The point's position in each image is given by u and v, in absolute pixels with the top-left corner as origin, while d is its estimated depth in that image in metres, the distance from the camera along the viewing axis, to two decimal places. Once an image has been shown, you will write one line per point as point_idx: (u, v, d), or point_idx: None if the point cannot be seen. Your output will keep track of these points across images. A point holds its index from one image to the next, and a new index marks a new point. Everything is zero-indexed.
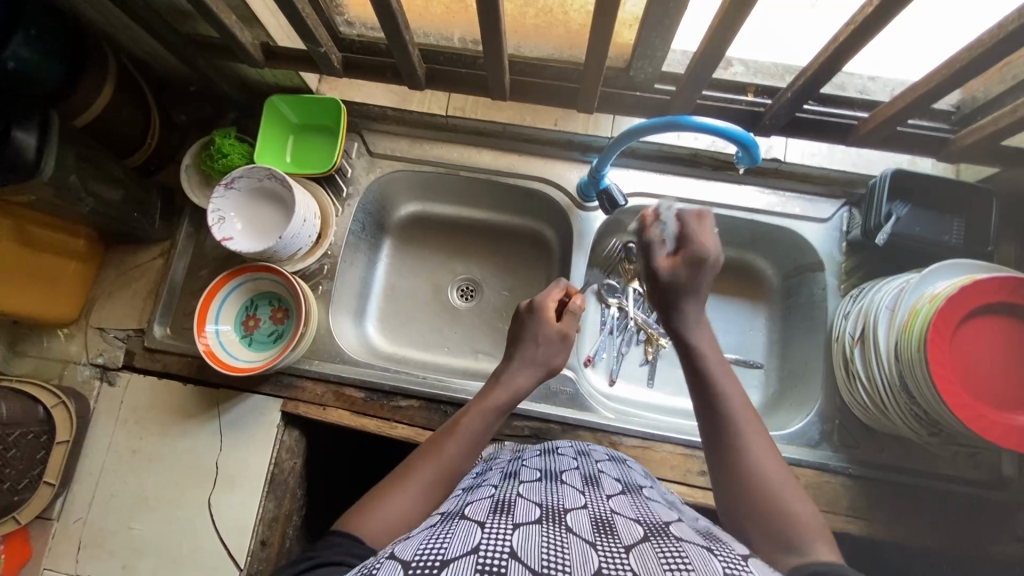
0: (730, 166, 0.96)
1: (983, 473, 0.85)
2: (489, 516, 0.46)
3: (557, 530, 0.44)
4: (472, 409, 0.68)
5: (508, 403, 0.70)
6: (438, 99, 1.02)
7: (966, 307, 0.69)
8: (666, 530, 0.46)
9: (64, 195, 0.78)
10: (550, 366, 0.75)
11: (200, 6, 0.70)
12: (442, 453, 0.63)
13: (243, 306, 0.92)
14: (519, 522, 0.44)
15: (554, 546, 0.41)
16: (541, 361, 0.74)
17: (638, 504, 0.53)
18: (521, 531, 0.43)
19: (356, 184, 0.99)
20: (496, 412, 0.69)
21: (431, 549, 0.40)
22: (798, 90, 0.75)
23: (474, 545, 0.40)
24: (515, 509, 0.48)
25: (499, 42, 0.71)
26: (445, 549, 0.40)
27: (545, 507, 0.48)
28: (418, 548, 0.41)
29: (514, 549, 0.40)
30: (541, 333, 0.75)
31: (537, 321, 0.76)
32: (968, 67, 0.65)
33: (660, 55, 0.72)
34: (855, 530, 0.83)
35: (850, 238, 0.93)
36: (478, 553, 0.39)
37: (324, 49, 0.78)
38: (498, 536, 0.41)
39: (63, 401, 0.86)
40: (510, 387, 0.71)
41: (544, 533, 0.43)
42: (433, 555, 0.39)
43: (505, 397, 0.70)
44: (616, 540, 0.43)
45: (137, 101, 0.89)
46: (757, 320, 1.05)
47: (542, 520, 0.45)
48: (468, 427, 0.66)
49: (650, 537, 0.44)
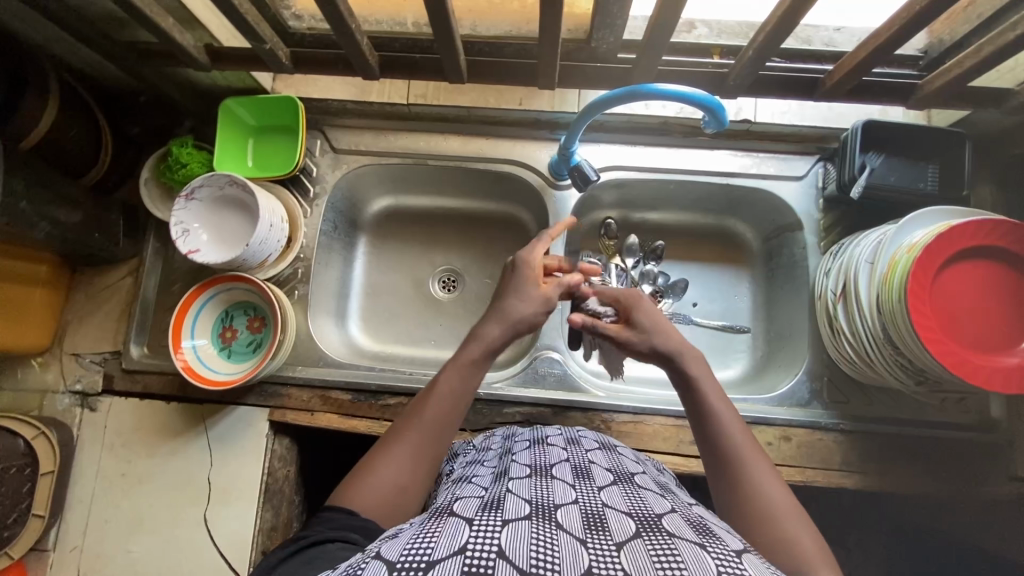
0: (699, 132, 0.94)
1: (973, 416, 0.85)
2: (477, 513, 0.45)
3: (547, 527, 0.43)
4: (446, 367, 0.66)
5: (483, 358, 0.67)
6: (398, 88, 0.97)
7: (944, 255, 0.68)
8: (658, 524, 0.45)
9: (17, 222, 0.75)
10: (526, 324, 0.70)
11: (133, 12, 0.67)
12: (423, 415, 0.62)
13: (219, 318, 0.90)
14: (508, 520, 0.44)
15: (543, 544, 0.40)
16: (515, 317, 0.70)
17: (630, 496, 0.52)
18: (510, 529, 0.42)
19: (323, 183, 0.97)
20: (473, 364, 0.66)
21: (417, 549, 0.39)
22: (760, 48, 0.73)
23: (461, 545, 0.39)
24: (505, 506, 0.47)
25: (449, 25, 0.68)
26: (431, 549, 0.39)
27: (535, 503, 0.48)
28: (405, 547, 0.40)
29: (502, 549, 0.39)
30: (523, 291, 0.72)
31: (521, 281, 0.73)
32: (929, 9, 0.63)
33: (619, 22, 0.70)
34: (851, 484, 0.84)
35: (827, 193, 0.92)
36: (465, 554, 0.38)
37: (269, 45, 0.74)
38: (486, 534, 0.41)
39: (43, 432, 0.85)
40: (484, 337, 0.68)
41: (533, 530, 0.42)
42: (419, 556, 0.38)
43: (482, 349, 0.67)
44: (607, 536, 0.43)
45: (86, 116, 0.85)
46: (740, 285, 1.04)
47: (531, 516, 0.45)
48: (445, 383, 0.64)
49: (642, 532, 0.44)
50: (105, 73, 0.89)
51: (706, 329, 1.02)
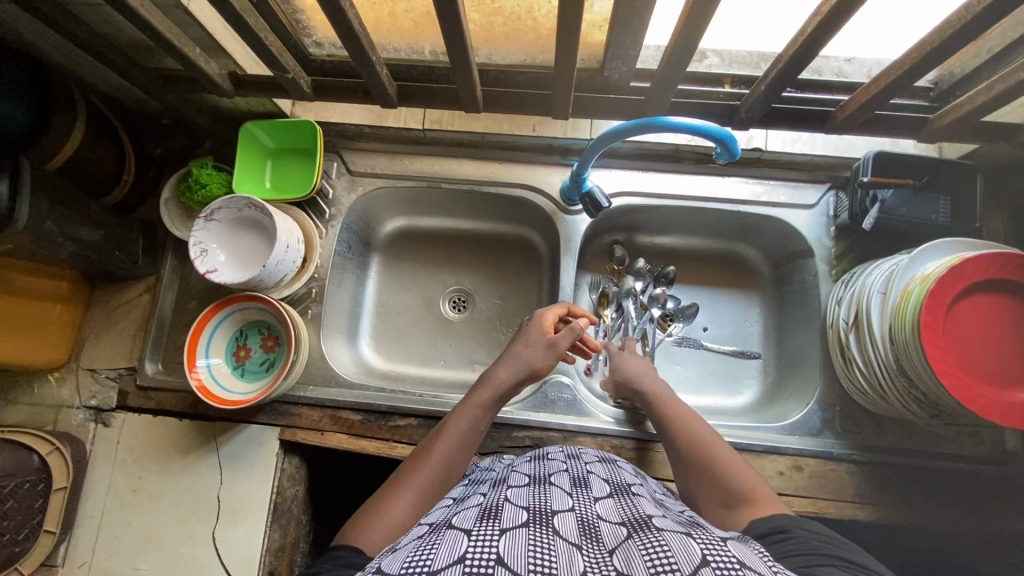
0: (711, 159, 0.95)
1: (987, 449, 0.84)
2: (475, 524, 0.45)
3: (544, 532, 0.44)
4: (457, 410, 0.71)
5: (492, 400, 0.72)
6: (414, 114, 0.99)
7: (957, 289, 0.68)
8: (649, 523, 0.46)
9: (42, 242, 0.77)
10: (534, 369, 0.75)
11: (163, 44, 0.69)
12: (432, 455, 0.65)
13: (233, 336, 0.91)
14: (506, 528, 0.44)
15: (540, 548, 0.41)
16: (526, 362, 0.75)
17: (624, 505, 0.53)
18: (508, 536, 0.42)
19: (338, 205, 0.99)
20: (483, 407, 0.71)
21: (418, 560, 0.40)
22: (773, 81, 0.74)
23: (459, 555, 0.40)
24: (502, 515, 0.47)
25: (467, 56, 0.70)
26: (431, 560, 0.39)
27: (532, 510, 0.48)
28: (405, 561, 0.40)
29: (500, 555, 0.40)
30: (533, 337, 0.78)
31: (530, 330, 0.79)
32: (939, 49, 0.64)
33: (632, 53, 0.72)
34: (863, 516, 0.83)
35: (838, 222, 0.92)
36: (464, 563, 0.39)
37: (292, 75, 0.77)
38: (484, 543, 0.41)
39: (58, 447, 0.86)
40: (494, 383, 0.73)
41: (530, 536, 0.42)
42: (420, 567, 0.38)
43: (490, 393, 0.72)
44: (600, 544, 0.44)
45: (111, 138, 0.88)
46: (750, 310, 1.04)
47: (529, 523, 0.45)
48: (454, 425, 0.68)
49: (634, 534, 0.44)
50: (130, 96, 0.91)
51: (716, 353, 1.02)
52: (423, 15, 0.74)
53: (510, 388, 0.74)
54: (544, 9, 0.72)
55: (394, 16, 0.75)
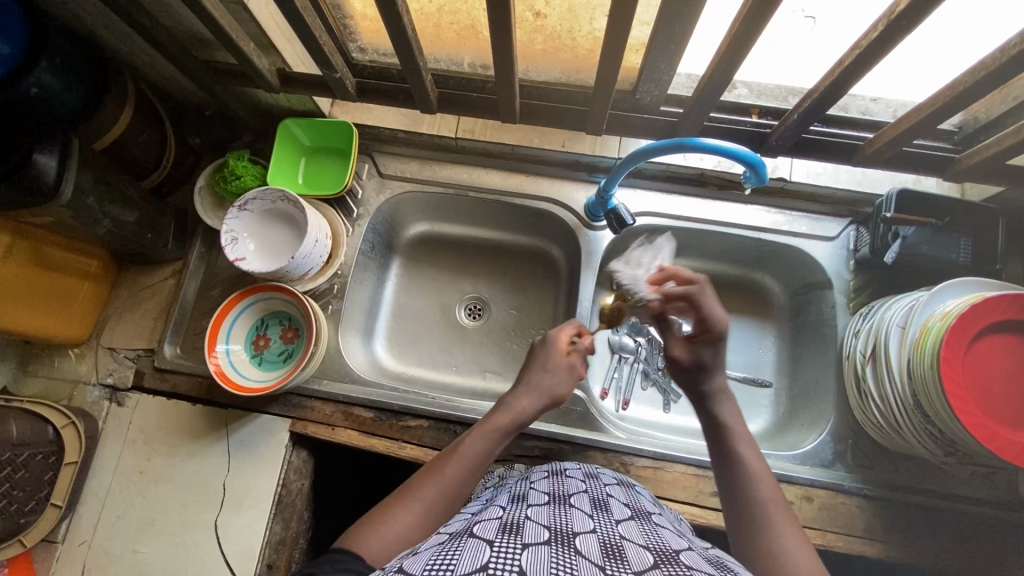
0: (735, 185, 0.97)
1: (1002, 493, 0.83)
2: (497, 535, 0.46)
3: (567, 552, 0.44)
4: (474, 432, 0.69)
5: (510, 426, 0.71)
6: (447, 122, 1.01)
7: (976, 325, 0.68)
8: (676, 557, 0.46)
9: (82, 217, 0.79)
10: (555, 395, 0.75)
11: (222, 39, 0.73)
12: (444, 474, 0.64)
13: (254, 325, 0.92)
14: (528, 543, 0.44)
15: (564, 566, 0.41)
16: (547, 389, 0.75)
17: (647, 531, 0.53)
18: (530, 552, 0.42)
19: (366, 206, 1.01)
20: (498, 433, 0.69)
21: (440, 565, 0.40)
22: (803, 113, 0.77)
23: (483, 563, 0.40)
24: (524, 530, 0.47)
25: (511, 69, 0.73)
26: (454, 566, 0.40)
27: (553, 530, 0.48)
28: (428, 564, 0.41)
29: (523, 568, 0.40)
30: (550, 362, 0.77)
31: (543, 354, 0.78)
32: (970, 91, 0.66)
33: (665, 78, 0.74)
34: (872, 553, 0.81)
35: (858, 256, 0.93)
36: (488, 571, 0.39)
37: (339, 74, 0.80)
38: (507, 555, 0.41)
39: (73, 421, 0.87)
40: (512, 410, 0.72)
41: (553, 554, 0.43)
42: (442, 572, 0.39)
43: (509, 419, 0.71)
44: (626, 564, 0.43)
45: (155, 124, 0.90)
46: (766, 338, 1.05)
47: (550, 541, 0.45)
48: (470, 448, 0.67)
49: (659, 564, 0.44)
50: (177, 86, 0.95)
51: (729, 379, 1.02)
52: (469, 28, 0.77)
53: (529, 418, 0.73)
54: (586, 31, 0.75)
55: (440, 29, 0.79)
